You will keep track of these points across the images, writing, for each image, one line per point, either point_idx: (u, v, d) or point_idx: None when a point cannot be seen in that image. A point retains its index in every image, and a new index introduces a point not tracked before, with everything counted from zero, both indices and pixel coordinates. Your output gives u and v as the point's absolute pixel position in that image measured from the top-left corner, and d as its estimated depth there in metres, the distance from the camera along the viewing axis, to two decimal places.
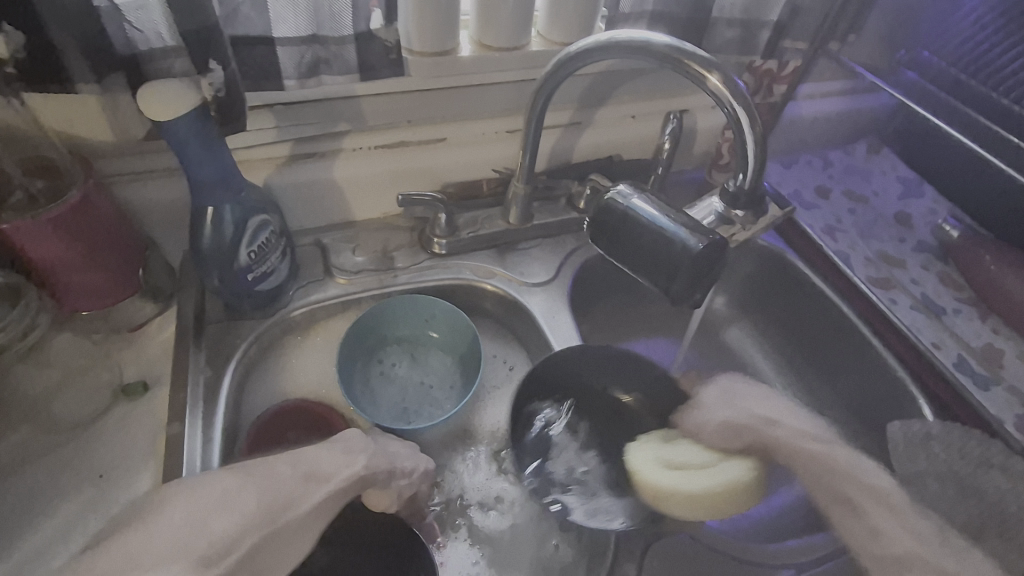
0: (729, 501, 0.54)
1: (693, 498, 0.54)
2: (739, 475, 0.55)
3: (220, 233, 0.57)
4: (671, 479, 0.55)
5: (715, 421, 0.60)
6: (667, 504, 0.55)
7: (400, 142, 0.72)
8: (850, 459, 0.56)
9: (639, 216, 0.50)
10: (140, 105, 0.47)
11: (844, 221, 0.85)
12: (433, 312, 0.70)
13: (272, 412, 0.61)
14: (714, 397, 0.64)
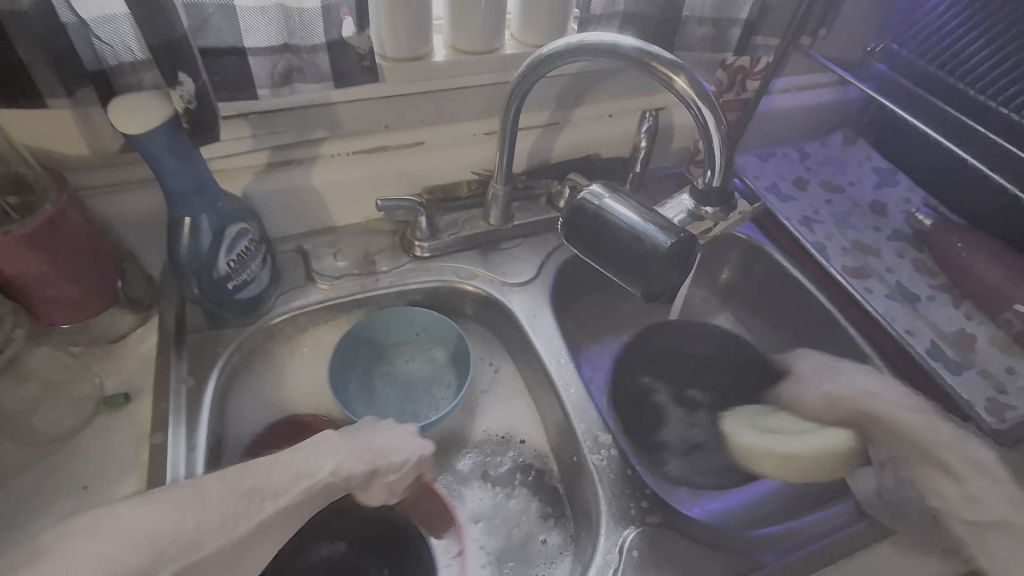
0: (825, 461, 0.61)
1: (793, 460, 0.61)
2: (837, 439, 0.62)
3: (197, 241, 0.58)
4: (766, 440, 0.64)
5: (817, 395, 0.68)
6: (762, 462, 0.63)
7: (379, 146, 0.72)
8: (956, 435, 0.59)
9: (610, 216, 0.51)
10: (111, 118, 0.47)
11: (820, 212, 0.86)
12: (423, 323, 0.72)
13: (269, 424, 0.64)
14: (814, 371, 0.72)
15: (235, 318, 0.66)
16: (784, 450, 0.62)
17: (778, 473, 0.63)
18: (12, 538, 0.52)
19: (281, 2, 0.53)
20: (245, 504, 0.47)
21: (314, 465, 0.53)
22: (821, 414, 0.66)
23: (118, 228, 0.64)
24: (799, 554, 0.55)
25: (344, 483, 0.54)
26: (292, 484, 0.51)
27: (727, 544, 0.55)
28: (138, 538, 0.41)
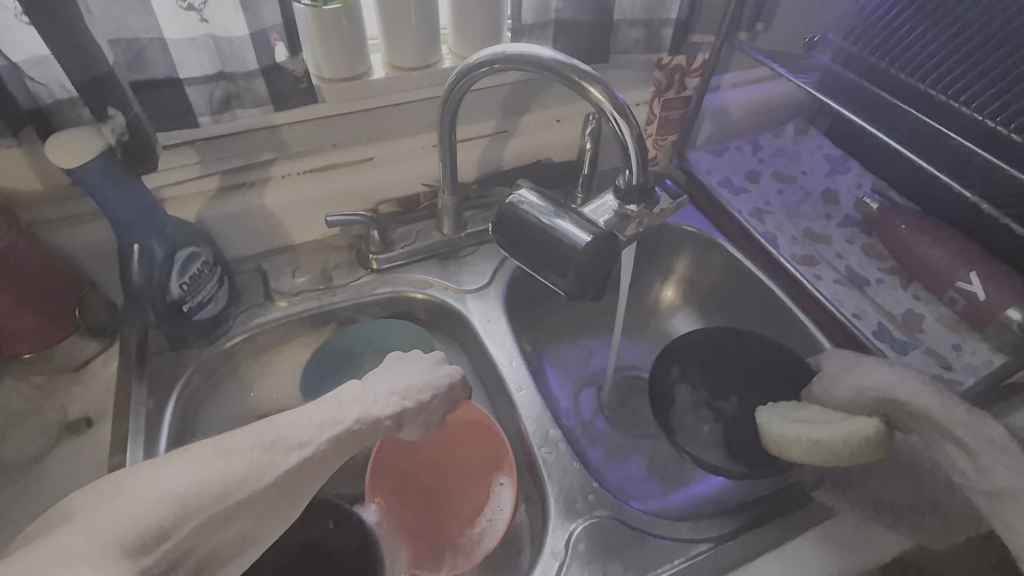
0: (855, 453, 0.54)
1: (825, 446, 0.55)
2: (869, 430, 0.55)
3: (149, 267, 0.59)
4: (796, 429, 0.57)
5: (845, 384, 0.60)
6: (792, 450, 0.57)
7: (328, 164, 0.74)
8: (941, 405, 0.54)
9: (533, 218, 0.53)
10: (47, 154, 0.50)
11: (772, 203, 0.87)
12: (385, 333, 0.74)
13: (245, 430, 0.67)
14: (838, 364, 0.63)
15: (198, 339, 0.67)
16: (816, 436, 0.56)
17: (807, 459, 0.56)
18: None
19: (210, 32, 0.56)
20: (270, 457, 0.44)
21: (339, 413, 0.50)
22: (849, 404, 0.59)
23: (74, 257, 0.65)
24: (736, 538, 0.57)
25: (374, 429, 0.52)
26: (317, 433, 0.47)
27: (669, 535, 0.56)
28: (154, 498, 0.39)
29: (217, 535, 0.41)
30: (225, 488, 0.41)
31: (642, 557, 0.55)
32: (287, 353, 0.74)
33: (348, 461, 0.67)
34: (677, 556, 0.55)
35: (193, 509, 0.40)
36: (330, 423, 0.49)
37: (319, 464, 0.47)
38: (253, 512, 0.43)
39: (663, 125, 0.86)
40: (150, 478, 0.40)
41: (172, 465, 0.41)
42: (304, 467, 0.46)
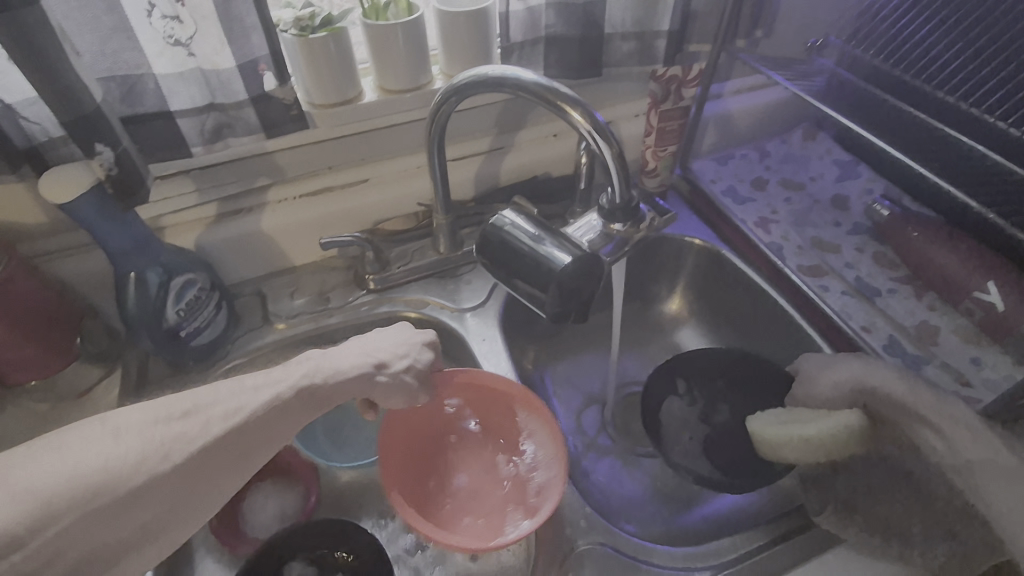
0: (837, 445, 0.57)
1: (812, 442, 0.58)
2: (851, 422, 0.57)
3: (145, 293, 0.61)
4: (783, 428, 0.60)
5: (827, 382, 0.61)
6: (782, 450, 0.60)
7: (324, 188, 0.75)
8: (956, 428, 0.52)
9: (514, 239, 0.53)
10: (39, 190, 0.52)
11: (779, 212, 0.84)
12: None
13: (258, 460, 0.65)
14: (814, 361, 0.64)
15: (197, 364, 0.69)
16: (798, 436, 0.58)
17: (796, 458, 0.59)
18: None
19: (198, 65, 0.57)
20: (175, 433, 0.43)
21: (277, 378, 0.50)
22: (833, 399, 0.60)
23: (75, 286, 0.67)
24: (736, 565, 0.55)
25: (325, 391, 0.51)
26: (245, 401, 0.47)
27: (658, 561, 0.55)
28: (28, 489, 0.38)
29: (114, 522, 0.40)
30: (115, 470, 0.41)
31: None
32: None
33: (345, 483, 0.67)
34: None
35: (62, 508, 0.38)
36: (262, 401, 0.47)
37: (229, 458, 0.45)
38: (148, 503, 0.42)
39: (662, 136, 0.81)
40: (28, 470, 0.39)
41: (58, 449, 0.41)
42: (209, 457, 0.44)
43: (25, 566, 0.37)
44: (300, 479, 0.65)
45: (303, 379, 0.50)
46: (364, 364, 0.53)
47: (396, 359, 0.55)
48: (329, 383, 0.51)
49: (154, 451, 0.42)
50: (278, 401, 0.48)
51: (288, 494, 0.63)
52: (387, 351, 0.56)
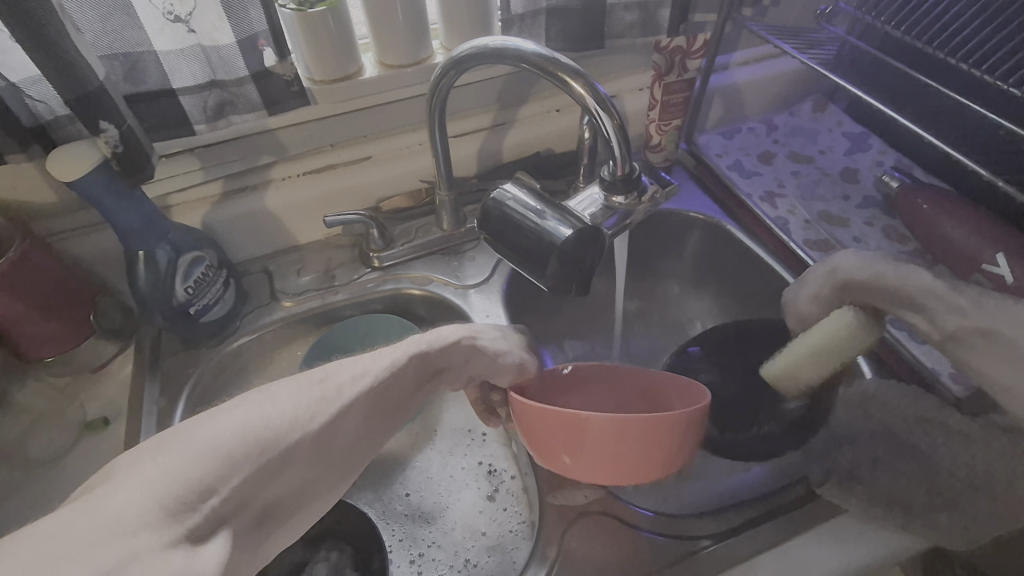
0: (845, 344, 0.56)
1: (818, 351, 0.57)
2: (841, 319, 0.55)
3: (156, 272, 0.62)
4: (788, 352, 0.60)
5: (806, 299, 0.62)
6: (800, 371, 0.59)
7: (328, 165, 0.75)
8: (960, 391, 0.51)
9: (513, 212, 0.54)
10: (47, 167, 0.53)
11: (786, 185, 0.83)
12: (376, 331, 0.75)
13: None
14: (794, 288, 0.64)
15: (208, 339, 0.70)
16: (799, 351, 0.59)
17: (809, 371, 0.59)
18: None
19: (199, 42, 0.58)
20: (319, 397, 0.42)
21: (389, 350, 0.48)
22: (822, 311, 0.61)
23: (89, 264, 0.68)
24: (736, 535, 0.56)
25: (434, 362, 0.49)
26: (371, 367, 0.45)
27: (656, 530, 0.57)
28: (202, 448, 0.35)
29: (271, 481, 0.38)
30: (278, 428, 0.39)
31: (622, 559, 0.55)
32: (294, 352, 0.76)
33: None
34: (675, 557, 0.55)
35: (239, 458, 0.36)
36: (386, 367, 0.46)
37: (372, 423, 0.45)
38: (303, 463, 0.40)
39: (666, 110, 0.80)
40: (197, 431, 0.37)
41: (217, 416, 0.38)
42: (354, 421, 0.43)
43: (219, 513, 0.35)
44: None
45: (420, 346, 0.48)
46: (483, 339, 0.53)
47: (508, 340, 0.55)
48: (440, 350, 0.49)
49: (308, 409, 0.41)
50: (407, 366, 0.47)
51: None
52: (493, 330, 0.55)
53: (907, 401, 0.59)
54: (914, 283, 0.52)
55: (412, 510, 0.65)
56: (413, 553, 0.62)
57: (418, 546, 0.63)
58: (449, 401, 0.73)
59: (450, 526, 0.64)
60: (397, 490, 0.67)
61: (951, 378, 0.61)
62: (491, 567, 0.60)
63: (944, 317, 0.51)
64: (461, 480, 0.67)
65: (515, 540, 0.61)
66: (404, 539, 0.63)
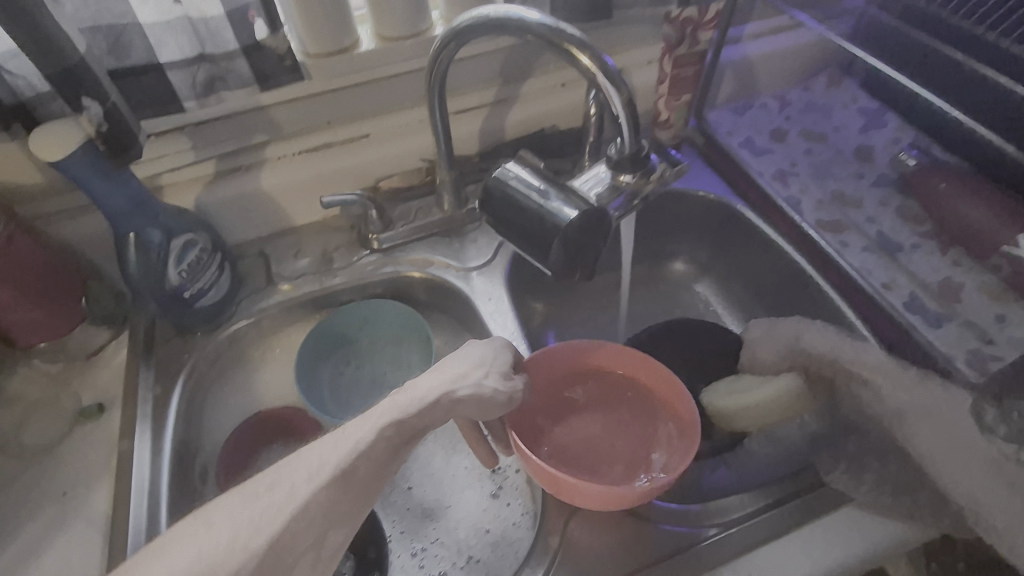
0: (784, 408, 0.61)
1: (764, 406, 0.61)
2: (795, 384, 0.61)
3: (146, 255, 0.60)
4: (736, 398, 0.62)
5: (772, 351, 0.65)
6: (736, 420, 0.62)
7: (324, 143, 0.72)
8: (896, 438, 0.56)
9: (517, 192, 0.51)
10: (30, 146, 0.51)
11: (798, 164, 0.81)
12: (372, 317, 0.73)
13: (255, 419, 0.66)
14: (759, 330, 0.68)
15: (203, 325, 0.68)
16: (748, 399, 0.61)
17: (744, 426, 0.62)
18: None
19: (186, 13, 0.55)
20: (267, 505, 0.41)
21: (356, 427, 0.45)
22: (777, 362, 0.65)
23: (78, 248, 0.66)
24: (746, 524, 0.55)
25: (408, 434, 0.46)
26: (329, 456, 0.43)
27: (659, 519, 0.55)
28: None
29: None
30: (219, 555, 0.39)
31: (625, 548, 0.54)
32: (292, 337, 0.74)
33: None
34: (681, 547, 0.54)
35: None
36: (348, 451, 0.44)
37: (345, 501, 0.43)
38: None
39: (677, 84, 0.76)
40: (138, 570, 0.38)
41: (164, 550, 0.39)
42: (317, 509, 0.42)
43: None
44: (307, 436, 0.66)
45: (392, 416, 0.46)
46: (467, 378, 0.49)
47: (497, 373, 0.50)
48: (415, 414, 0.46)
49: (256, 525, 0.40)
50: (375, 443, 0.44)
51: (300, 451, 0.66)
52: (475, 366, 0.50)
53: None
54: (866, 361, 0.58)
55: (415, 504, 0.64)
56: (416, 548, 0.61)
57: (421, 541, 0.62)
58: None
59: (453, 523, 0.63)
60: (398, 481, 0.66)
61: (966, 364, 0.60)
62: (497, 562, 0.60)
63: (891, 394, 0.56)
64: (465, 477, 0.66)
65: (519, 535, 0.61)
66: (405, 532, 0.62)
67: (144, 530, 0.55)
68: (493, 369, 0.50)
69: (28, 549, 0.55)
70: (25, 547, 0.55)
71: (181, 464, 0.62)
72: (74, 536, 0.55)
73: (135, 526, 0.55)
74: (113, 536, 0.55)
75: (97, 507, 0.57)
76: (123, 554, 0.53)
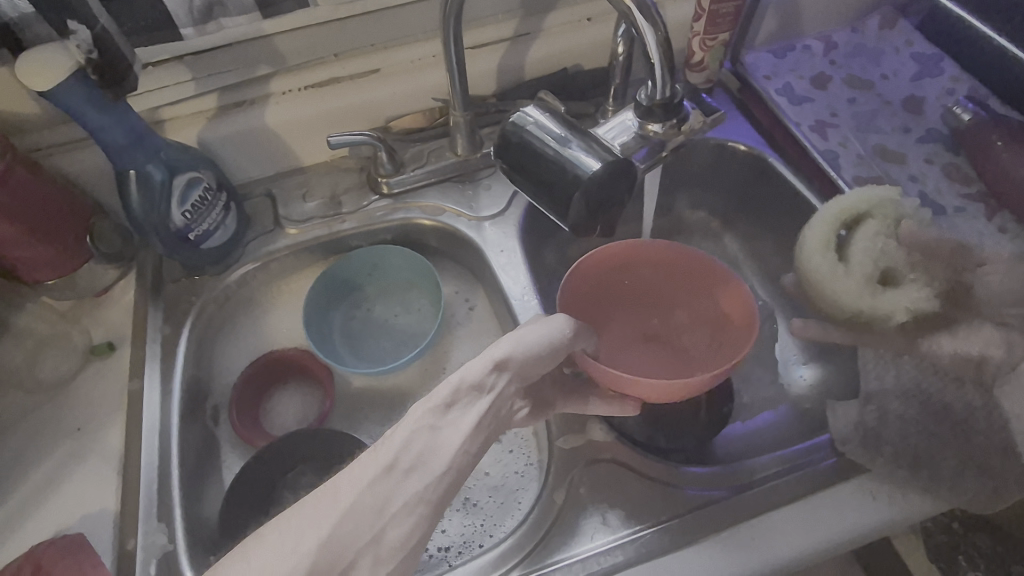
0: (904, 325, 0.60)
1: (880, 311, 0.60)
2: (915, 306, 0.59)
3: (148, 193, 0.58)
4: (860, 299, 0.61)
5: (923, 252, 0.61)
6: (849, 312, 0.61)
7: (332, 78, 0.68)
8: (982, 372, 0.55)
9: (538, 140, 0.48)
10: (16, 74, 0.48)
11: (839, 114, 0.75)
12: (380, 263, 0.72)
13: (271, 357, 0.67)
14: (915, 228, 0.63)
15: (211, 267, 0.67)
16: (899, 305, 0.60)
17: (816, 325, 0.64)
18: (13, 481, 0.56)
19: None
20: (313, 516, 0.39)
21: (391, 431, 0.43)
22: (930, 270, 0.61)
23: (81, 183, 0.64)
24: (752, 489, 0.54)
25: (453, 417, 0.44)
26: (368, 465, 0.41)
27: (674, 482, 0.55)
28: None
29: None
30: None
31: (632, 506, 0.54)
32: (300, 282, 0.73)
33: (368, 387, 0.69)
34: (686, 508, 0.54)
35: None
36: (387, 450, 0.42)
37: (399, 491, 0.40)
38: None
39: (714, 20, 0.70)
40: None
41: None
42: (367, 506, 0.39)
43: None
44: (320, 383, 0.67)
45: (434, 400, 0.44)
46: (505, 341, 0.48)
47: (534, 324, 0.49)
48: (456, 390, 0.45)
49: (304, 532, 0.39)
50: (417, 432, 0.42)
51: (309, 395, 0.67)
52: (518, 331, 0.49)
53: (948, 355, 0.56)
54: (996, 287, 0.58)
55: None
56: None
57: None
58: (457, 334, 0.71)
59: None
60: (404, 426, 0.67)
61: None
62: (498, 508, 0.61)
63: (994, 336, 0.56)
64: None
65: (522, 482, 0.62)
66: None
67: (157, 468, 0.56)
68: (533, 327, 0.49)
69: (46, 483, 0.56)
70: (45, 479, 0.56)
71: (192, 404, 0.62)
72: (89, 472, 0.56)
73: (148, 463, 0.56)
74: (128, 472, 0.56)
75: (111, 444, 0.58)
76: (138, 489, 0.55)
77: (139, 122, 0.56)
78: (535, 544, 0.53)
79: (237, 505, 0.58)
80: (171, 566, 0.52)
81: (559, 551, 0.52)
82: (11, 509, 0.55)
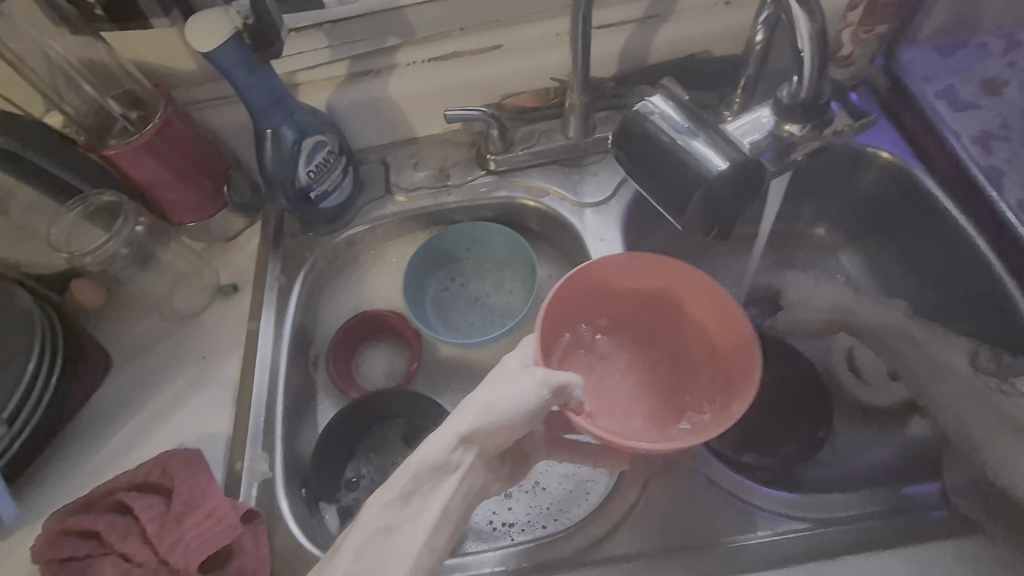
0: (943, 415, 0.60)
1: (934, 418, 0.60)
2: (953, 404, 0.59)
3: (280, 151, 0.62)
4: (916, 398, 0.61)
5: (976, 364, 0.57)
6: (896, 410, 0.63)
7: (455, 51, 0.69)
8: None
9: (660, 134, 0.46)
10: (185, 35, 0.53)
11: (1012, 125, 0.64)
12: (480, 237, 0.72)
13: (369, 314, 0.70)
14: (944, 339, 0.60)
15: (324, 226, 0.71)
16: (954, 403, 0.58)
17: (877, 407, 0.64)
18: (146, 394, 0.64)
19: None
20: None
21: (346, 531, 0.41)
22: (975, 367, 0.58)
23: (223, 137, 0.70)
24: (842, 525, 0.51)
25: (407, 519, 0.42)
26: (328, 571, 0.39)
27: (764, 505, 0.52)
28: None
29: None
30: None
31: (710, 519, 0.52)
32: (402, 247, 0.76)
33: (455, 357, 0.71)
34: (767, 534, 0.51)
35: None
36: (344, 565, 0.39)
37: None
38: None
39: (872, 11, 0.64)
40: None
41: None
42: None
43: None
44: (410, 345, 0.70)
45: (379, 504, 0.41)
46: (467, 416, 0.44)
47: (503, 391, 0.45)
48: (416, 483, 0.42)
49: None
50: (370, 535, 0.40)
51: (398, 358, 0.70)
52: (478, 403, 0.44)
53: None
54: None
55: None
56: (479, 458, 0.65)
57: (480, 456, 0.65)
58: None
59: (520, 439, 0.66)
60: None
61: None
62: (564, 497, 0.61)
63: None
64: None
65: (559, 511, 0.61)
66: None
67: (265, 403, 0.61)
68: (495, 391, 0.45)
69: (172, 402, 0.63)
70: (172, 397, 0.63)
71: (298, 349, 0.67)
72: (208, 396, 0.63)
73: (258, 398, 0.62)
74: (241, 403, 0.62)
75: (228, 375, 0.64)
76: (247, 419, 0.61)
77: (281, 84, 0.60)
78: (605, 534, 0.52)
79: (330, 450, 0.62)
80: (269, 491, 0.57)
81: (626, 547, 0.52)
82: (142, 420, 0.63)
